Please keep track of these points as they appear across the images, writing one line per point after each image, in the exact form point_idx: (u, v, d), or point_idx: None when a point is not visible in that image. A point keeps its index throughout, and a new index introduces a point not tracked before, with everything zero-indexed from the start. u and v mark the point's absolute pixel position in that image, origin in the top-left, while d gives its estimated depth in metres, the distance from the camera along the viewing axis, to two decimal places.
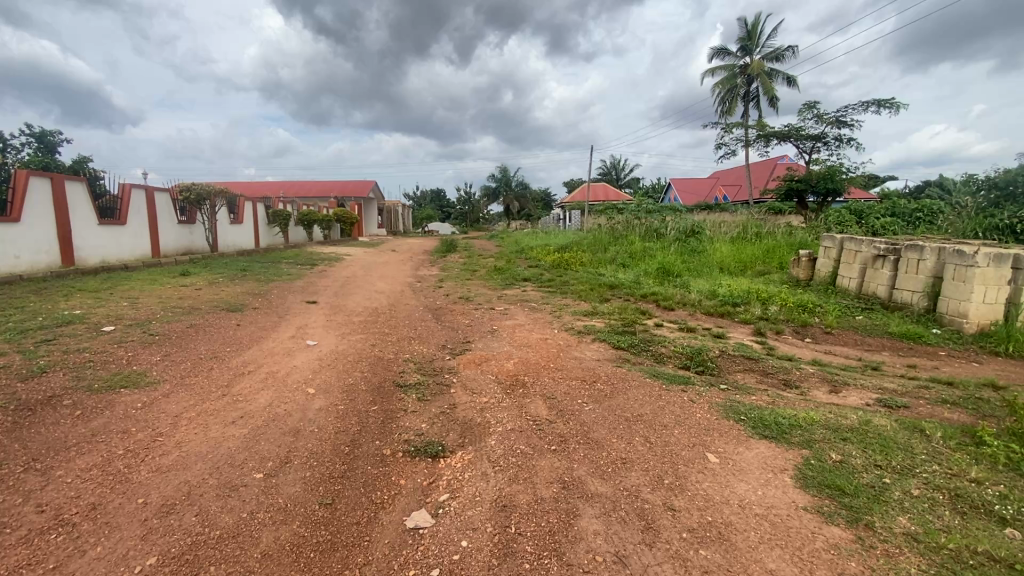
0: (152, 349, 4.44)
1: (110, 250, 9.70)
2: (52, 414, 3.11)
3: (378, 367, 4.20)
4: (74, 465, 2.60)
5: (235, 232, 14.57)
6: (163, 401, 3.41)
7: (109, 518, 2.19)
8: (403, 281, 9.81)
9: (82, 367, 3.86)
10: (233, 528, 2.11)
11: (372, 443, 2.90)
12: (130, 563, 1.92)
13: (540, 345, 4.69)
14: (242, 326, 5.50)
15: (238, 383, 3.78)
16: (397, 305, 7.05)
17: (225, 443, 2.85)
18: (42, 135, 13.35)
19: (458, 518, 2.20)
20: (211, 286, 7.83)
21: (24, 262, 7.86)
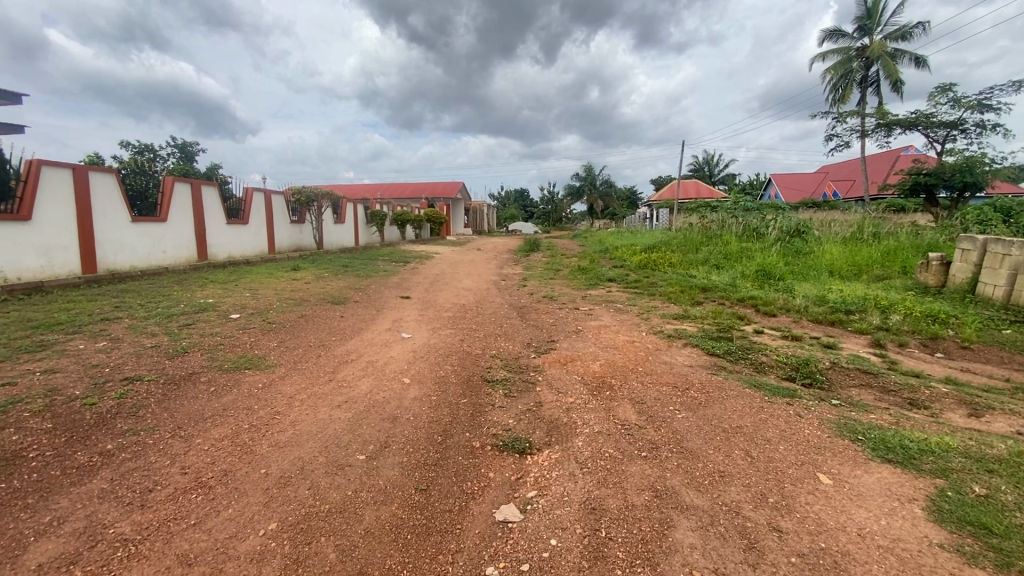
0: (270, 336, 4.94)
1: (235, 247, 10.92)
2: (192, 388, 3.57)
3: (467, 362, 4.34)
4: (210, 435, 2.96)
5: (338, 231, 15.81)
6: (279, 382, 3.78)
7: (238, 484, 2.47)
8: (489, 278, 10.05)
9: (215, 349, 4.38)
10: (341, 504, 2.29)
11: (462, 435, 3.00)
12: (256, 527, 2.14)
13: (628, 348, 4.57)
14: (344, 317, 5.95)
15: (342, 370, 4.09)
16: (484, 302, 7.24)
17: (333, 424, 3.10)
18: (184, 146, 15.38)
19: (546, 516, 2.21)
20: (317, 280, 8.53)
21: (169, 257, 9.09)
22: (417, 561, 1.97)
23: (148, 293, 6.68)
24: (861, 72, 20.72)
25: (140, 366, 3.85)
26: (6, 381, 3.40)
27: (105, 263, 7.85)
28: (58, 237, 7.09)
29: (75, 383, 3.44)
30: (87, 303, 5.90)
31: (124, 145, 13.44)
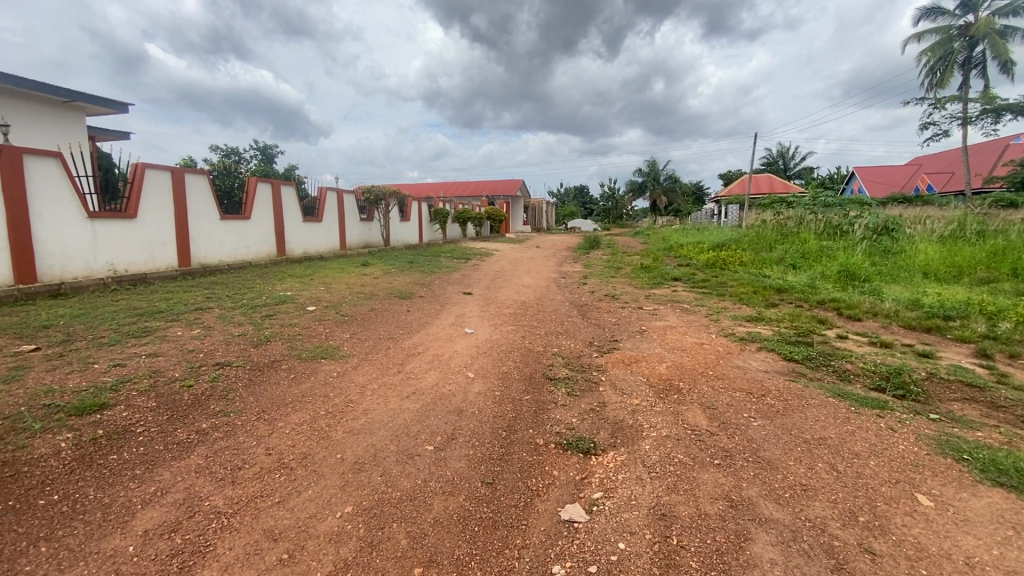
0: (343, 328, 5.19)
1: (310, 243, 11.58)
2: (274, 374, 3.83)
3: (529, 359, 4.35)
4: (291, 419, 3.16)
5: (403, 229, 16.36)
6: (352, 372, 3.97)
7: (317, 467, 2.62)
8: (549, 276, 10.02)
9: (294, 339, 4.67)
10: (411, 492, 2.37)
11: (526, 431, 3.01)
12: (334, 508, 2.26)
13: (696, 350, 4.39)
14: (410, 311, 6.15)
15: (409, 362, 4.23)
16: (545, 299, 7.23)
17: (402, 414, 3.20)
18: (265, 149, 16.51)
19: (613, 518, 2.17)
20: (385, 276, 8.87)
21: (252, 252, 9.78)
22: (485, 554, 1.99)
23: (235, 285, 7.22)
24: (964, 52, 18.70)
25: (229, 352, 4.17)
26: (118, 362, 3.79)
27: (198, 258, 8.57)
28: (159, 234, 7.81)
29: (175, 366, 3.78)
30: (183, 294, 6.47)
31: (214, 149, 14.61)
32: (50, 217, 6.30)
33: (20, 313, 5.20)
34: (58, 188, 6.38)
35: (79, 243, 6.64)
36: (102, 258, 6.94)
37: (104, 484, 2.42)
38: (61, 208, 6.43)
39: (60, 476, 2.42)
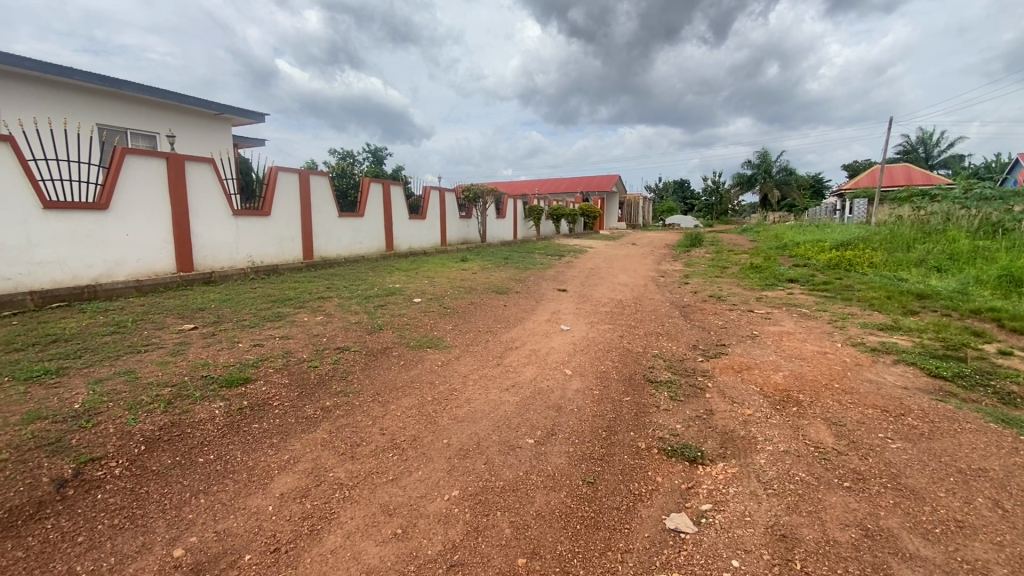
0: (446, 320, 5.44)
1: (415, 239, 12.29)
2: (386, 360, 4.12)
3: (629, 359, 4.24)
4: (402, 402, 3.38)
5: (500, 225, 16.74)
6: (455, 362, 4.15)
7: (425, 450, 2.78)
8: (647, 274, 9.69)
9: (402, 328, 4.98)
10: (514, 483, 2.42)
11: (627, 433, 2.94)
12: (441, 491, 2.38)
13: (818, 360, 3.99)
14: (508, 306, 6.28)
15: (509, 356, 4.32)
16: (644, 298, 7.00)
17: (503, 406, 3.29)
18: (376, 151, 17.77)
19: (725, 533, 2.05)
20: (483, 271, 9.14)
21: (364, 247, 10.59)
22: (588, 553, 1.98)
23: (349, 277, 7.86)
24: None
25: (347, 338, 4.56)
26: (257, 343, 4.30)
27: (319, 251, 9.46)
28: (288, 230, 8.73)
29: (303, 348, 4.22)
30: (307, 284, 7.17)
31: (333, 152, 16.02)
32: (204, 215, 7.31)
33: (182, 297, 6.10)
34: (210, 190, 7.38)
35: (225, 237, 7.63)
36: (243, 251, 7.92)
37: (249, 448, 2.76)
38: (212, 207, 7.42)
39: (215, 438, 2.81)
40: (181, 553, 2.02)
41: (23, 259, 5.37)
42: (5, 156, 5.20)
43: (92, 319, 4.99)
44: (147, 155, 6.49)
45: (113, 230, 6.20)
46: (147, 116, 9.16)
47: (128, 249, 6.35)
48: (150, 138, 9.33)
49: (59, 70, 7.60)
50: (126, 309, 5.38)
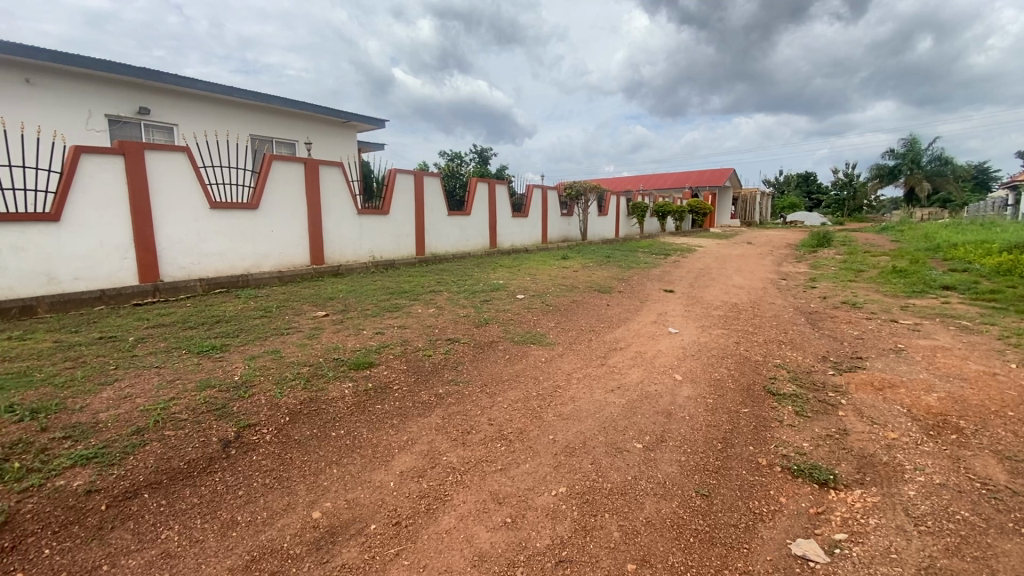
0: (549, 317, 5.48)
1: (518, 237, 12.55)
2: (492, 354, 4.26)
3: (745, 367, 3.95)
4: (508, 395, 3.47)
5: (602, 223, 16.47)
6: (559, 359, 4.17)
7: (532, 444, 2.83)
8: (765, 276, 8.93)
9: (507, 323, 5.11)
10: (622, 486, 2.38)
11: (745, 447, 2.75)
12: (549, 487, 2.42)
13: (985, 382, 3.40)
14: (612, 306, 6.16)
15: (613, 357, 4.25)
16: (761, 303, 6.47)
17: (609, 407, 3.24)
18: (482, 151, 18.39)
19: (864, 569, 1.83)
20: (586, 269, 9.06)
21: (470, 243, 11.02)
22: (702, 568, 1.89)
23: (456, 272, 8.24)
24: None
25: (457, 330, 4.78)
26: (378, 331, 4.68)
27: (430, 248, 10.02)
28: (403, 227, 9.35)
29: (418, 337, 4.50)
30: (419, 278, 7.64)
31: (442, 153, 16.87)
32: (333, 213, 8.08)
33: (315, 287, 6.82)
34: (338, 191, 8.14)
35: (350, 234, 8.37)
36: (364, 247, 8.64)
37: (372, 427, 3.02)
38: (340, 206, 8.19)
39: (344, 415, 3.11)
40: (318, 516, 2.26)
41: (195, 252, 6.37)
42: (183, 165, 6.19)
43: (245, 304, 5.77)
44: (288, 160, 7.33)
45: (261, 227, 7.10)
46: (288, 126, 10.36)
47: (272, 244, 7.24)
48: (290, 145, 10.54)
49: (222, 89, 8.87)
50: (271, 297, 6.14)
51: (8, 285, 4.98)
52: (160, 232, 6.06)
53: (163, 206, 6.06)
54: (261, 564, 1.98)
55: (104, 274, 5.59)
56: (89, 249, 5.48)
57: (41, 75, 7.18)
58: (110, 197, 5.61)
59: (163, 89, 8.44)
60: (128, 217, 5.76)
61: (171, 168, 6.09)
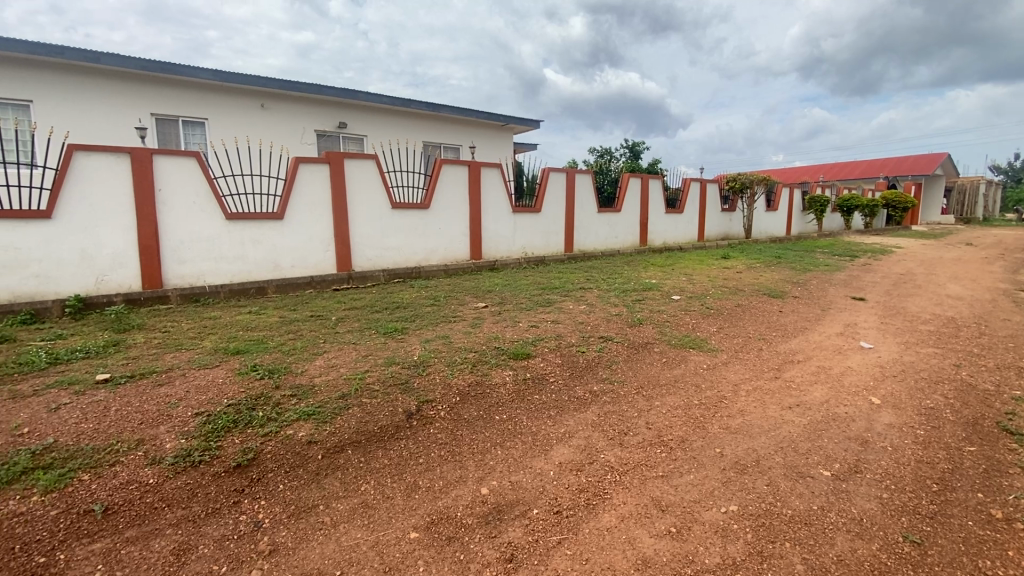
0: (710, 321, 5.13)
1: (671, 234, 11.96)
2: (649, 355, 4.13)
3: (971, 397, 3.23)
4: (667, 400, 3.34)
5: (769, 220, 14.84)
6: (723, 367, 3.88)
7: (696, 454, 2.69)
8: (996, 286, 7.18)
9: (664, 325, 4.91)
10: (805, 516, 2.14)
11: (973, 493, 2.26)
12: (717, 502, 2.27)
13: None
14: (785, 313, 5.52)
15: (789, 370, 3.81)
16: (992, 318, 5.21)
17: (786, 425, 2.92)
18: (634, 146, 17.91)
19: None
20: (750, 270, 8.26)
21: (620, 241, 10.81)
22: None
23: (607, 270, 8.15)
24: None
25: (610, 329, 4.73)
26: (534, 324, 4.85)
27: (580, 245, 10.08)
28: (555, 224, 9.55)
29: (572, 333, 4.57)
30: (570, 274, 7.73)
31: (593, 150, 16.84)
32: (492, 211, 8.58)
33: (475, 280, 7.34)
34: (497, 190, 8.61)
35: (506, 231, 8.81)
36: (518, 244, 9.02)
37: (533, 415, 3.15)
38: (498, 205, 8.66)
39: (507, 401, 3.29)
40: (486, 492, 2.43)
41: (379, 246, 7.31)
42: (371, 170, 7.12)
43: (418, 293, 6.44)
44: (455, 163, 7.97)
45: (431, 224, 7.86)
46: (454, 132, 11.28)
47: (439, 240, 7.96)
48: (456, 149, 11.46)
49: (403, 102, 9.99)
50: (438, 287, 6.77)
51: (249, 270, 6.29)
52: (353, 229, 7.07)
53: (355, 206, 7.05)
54: (439, 528, 2.20)
55: (313, 263, 6.74)
56: (303, 242, 6.65)
57: (272, 101, 8.87)
58: (319, 199, 6.73)
59: (357, 105, 9.81)
60: (331, 216, 6.83)
61: (363, 174, 7.05)
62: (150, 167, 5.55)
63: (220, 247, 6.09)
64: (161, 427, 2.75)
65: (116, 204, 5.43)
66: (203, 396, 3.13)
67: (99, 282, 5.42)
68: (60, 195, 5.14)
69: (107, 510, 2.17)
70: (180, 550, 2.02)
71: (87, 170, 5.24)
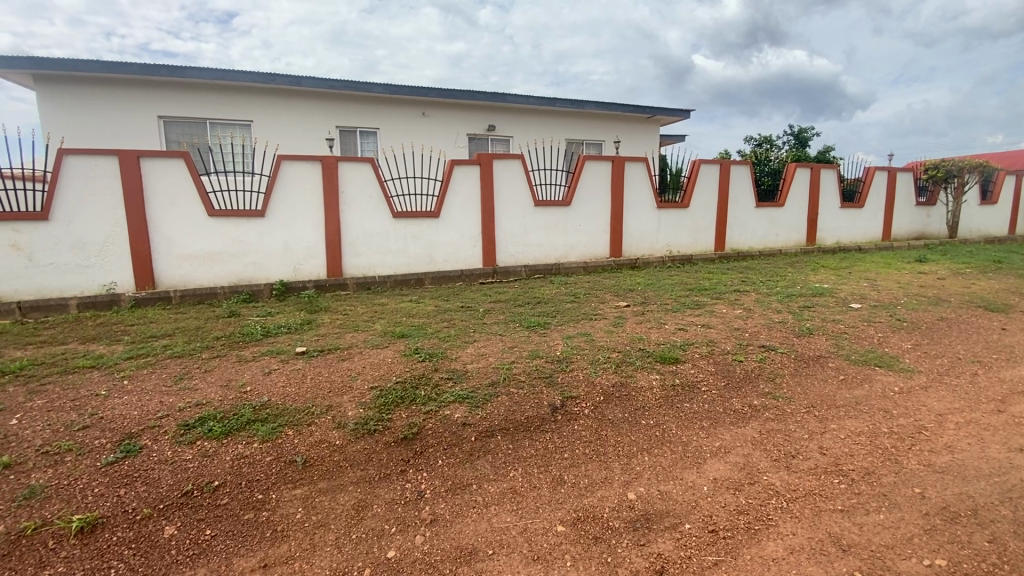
0: (902, 335, 4.33)
1: (845, 233, 10.39)
2: (821, 371, 3.63)
3: None
4: (846, 424, 2.90)
5: (985, 215, 12.06)
6: (922, 393, 3.25)
7: (887, 491, 2.29)
8: None
9: (840, 337, 4.27)
10: None
11: None
12: (916, 552, 1.91)
13: None
14: (1011, 332, 4.43)
15: (1019, 404, 3.05)
16: None
17: (1017, 473, 2.35)
18: (800, 132, 15.90)
19: None
20: (957, 277, 6.79)
21: (781, 240, 9.70)
22: None
23: (766, 272, 7.38)
24: None
25: (772, 337, 4.27)
26: (681, 327, 4.58)
27: (733, 243, 9.27)
28: (705, 221, 8.91)
29: (726, 339, 4.21)
30: (721, 275, 7.15)
31: (750, 139, 15.34)
32: (635, 207, 8.31)
33: (616, 278, 7.19)
34: (642, 185, 8.31)
35: (649, 227, 8.46)
36: (663, 241, 8.61)
37: (683, 424, 2.98)
38: (642, 200, 8.35)
39: (654, 406, 3.16)
40: (633, 498, 2.36)
41: (522, 242, 7.56)
42: (518, 169, 7.37)
43: (559, 289, 6.52)
44: (600, 159, 7.87)
45: (573, 220, 7.88)
46: (599, 127, 11.16)
47: (580, 237, 7.95)
48: (599, 145, 11.34)
49: (550, 101, 10.15)
50: (579, 284, 6.77)
51: (409, 263, 6.97)
52: (499, 225, 7.40)
53: (502, 204, 7.37)
54: (585, 526, 2.19)
55: (463, 258, 7.21)
56: (455, 238, 7.15)
57: (432, 108, 9.69)
58: (471, 197, 7.17)
59: (506, 107, 10.24)
60: (480, 214, 7.23)
61: (510, 173, 7.34)
62: (335, 172, 6.44)
63: (387, 241, 6.83)
64: (344, 396, 3.19)
65: (309, 204, 6.41)
66: (375, 372, 3.54)
67: (296, 270, 6.45)
68: (271, 198, 6.23)
69: (306, 463, 2.57)
70: (359, 506, 2.32)
71: (290, 176, 6.28)
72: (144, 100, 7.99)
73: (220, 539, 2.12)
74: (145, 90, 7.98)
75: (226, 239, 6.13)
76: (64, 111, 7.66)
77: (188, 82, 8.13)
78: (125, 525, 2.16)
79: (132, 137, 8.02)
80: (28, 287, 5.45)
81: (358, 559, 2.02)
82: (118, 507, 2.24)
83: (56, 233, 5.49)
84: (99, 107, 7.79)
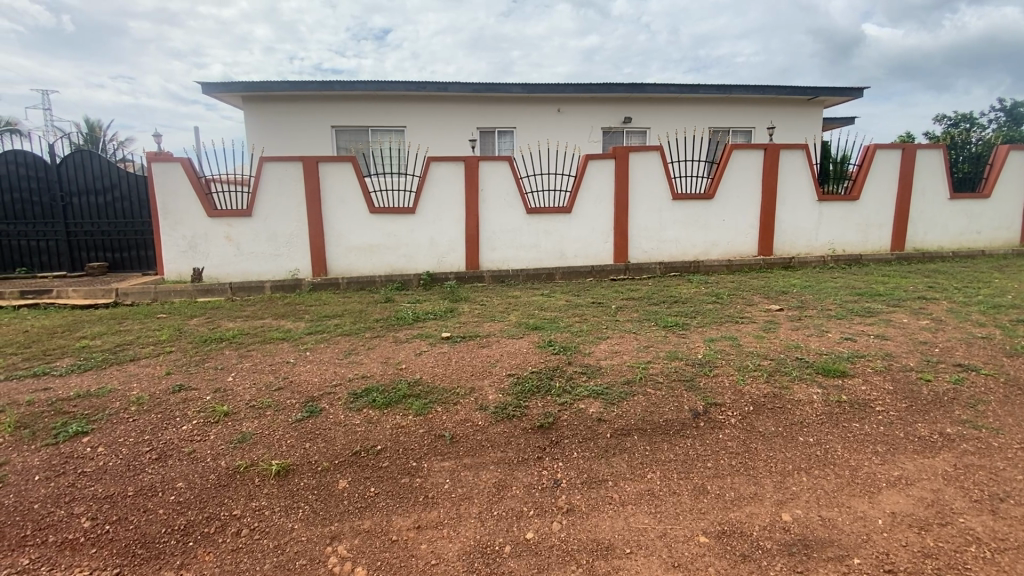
0: None
1: None
2: None
3: None
4: None
5: None
6: None
7: None
8: None
9: None
10: None
11: None
12: None
13: None
14: None
15: None
16: None
17: None
18: (1013, 107, 12.94)
19: None
20: None
21: (985, 238, 8.01)
22: None
23: (964, 277, 6.13)
24: None
25: (972, 355, 3.55)
26: (848, 337, 4.02)
27: (916, 242, 7.88)
28: (879, 216, 7.69)
29: (908, 354, 3.61)
30: (901, 279, 6.13)
31: (939, 119, 12.89)
32: (791, 201, 7.48)
33: (765, 278, 6.56)
34: (800, 175, 7.44)
35: (807, 222, 7.55)
36: (824, 238, 7.63)
37: (851, 446, 2.62)
38: (799, 192, 7.48)
39: (813, 422, 2.84)
40: (788, 520, 2.15)
41: (659, 238, 7.27)
42: (656, 162, 7.09)
43: (698, 288, 6.15)
44: (749, 148, 7.23)
45: (716, 216, 7.36)
46: (749, 113, 10.24)
47: (723, 233, 7.40)
48: (748, 132, 10.41)
49: (692, 89, 9.56)
50: (721, 284, 6.31)
51: (542, 258, 7.14)
52: (634, 220, 7.20)
53: (638, 199, 7.16)
54: (731, 541, 2.05)
55: (595, 254, 7.17)
56: (588, 233, 7.13)
57: (567, 104, 9.74)
58: (606, 192, 7.08)
59: (643, 98, 9.89)
60: (615, 209, 7.12)
61: (647, 166, 7.09)
62: (476, 171, 6.81)
63: (522, 236, 7.07)
64: (485, 381, 3.38)
65: (453, 202, 6.88)
66: (513, 361, 3.70)
67: (440, 261, 6.99)
68: (421, 196, 6.82)
69: (453, 439, 2.78)
70: (500, 485, 2.45)
71: (437, 175, 6.80)
72: (321, 112, 9.26)
73: (383, 497, 2.40)
74: (321, 104, 9.24)
75: (383, 233, 6.87)
76: (264, 127, 9.20)
77: (355, 95, 9.22)
78: (310, 474, 2.55)
79: (312, 145, 9.36)
80: (237, 271, 6.71)
81: (499, 535, 2.14)
82: (305, 457, 2.66)
83: (257, 227, 6.64)
84: (287, 122, 9.22)
